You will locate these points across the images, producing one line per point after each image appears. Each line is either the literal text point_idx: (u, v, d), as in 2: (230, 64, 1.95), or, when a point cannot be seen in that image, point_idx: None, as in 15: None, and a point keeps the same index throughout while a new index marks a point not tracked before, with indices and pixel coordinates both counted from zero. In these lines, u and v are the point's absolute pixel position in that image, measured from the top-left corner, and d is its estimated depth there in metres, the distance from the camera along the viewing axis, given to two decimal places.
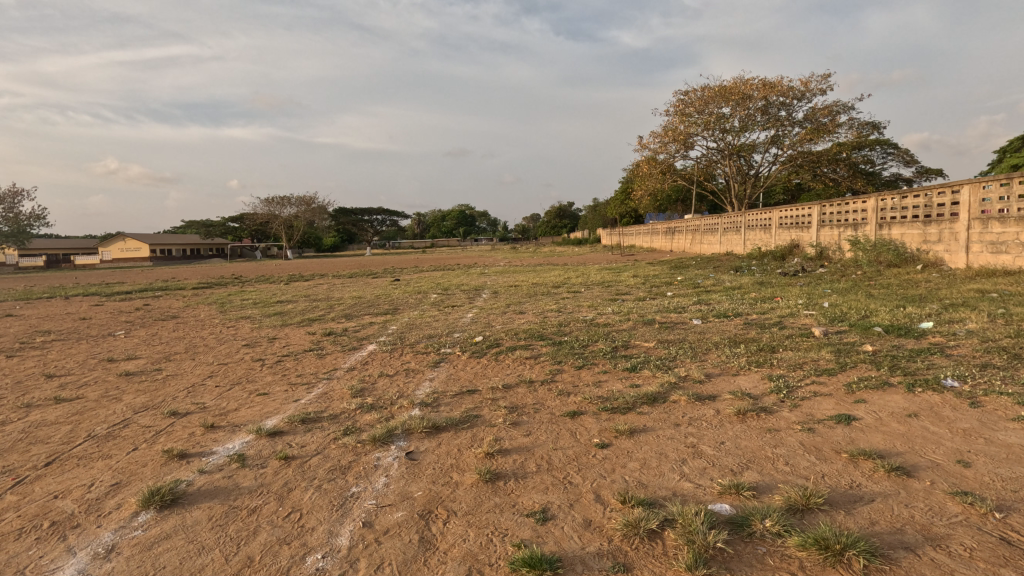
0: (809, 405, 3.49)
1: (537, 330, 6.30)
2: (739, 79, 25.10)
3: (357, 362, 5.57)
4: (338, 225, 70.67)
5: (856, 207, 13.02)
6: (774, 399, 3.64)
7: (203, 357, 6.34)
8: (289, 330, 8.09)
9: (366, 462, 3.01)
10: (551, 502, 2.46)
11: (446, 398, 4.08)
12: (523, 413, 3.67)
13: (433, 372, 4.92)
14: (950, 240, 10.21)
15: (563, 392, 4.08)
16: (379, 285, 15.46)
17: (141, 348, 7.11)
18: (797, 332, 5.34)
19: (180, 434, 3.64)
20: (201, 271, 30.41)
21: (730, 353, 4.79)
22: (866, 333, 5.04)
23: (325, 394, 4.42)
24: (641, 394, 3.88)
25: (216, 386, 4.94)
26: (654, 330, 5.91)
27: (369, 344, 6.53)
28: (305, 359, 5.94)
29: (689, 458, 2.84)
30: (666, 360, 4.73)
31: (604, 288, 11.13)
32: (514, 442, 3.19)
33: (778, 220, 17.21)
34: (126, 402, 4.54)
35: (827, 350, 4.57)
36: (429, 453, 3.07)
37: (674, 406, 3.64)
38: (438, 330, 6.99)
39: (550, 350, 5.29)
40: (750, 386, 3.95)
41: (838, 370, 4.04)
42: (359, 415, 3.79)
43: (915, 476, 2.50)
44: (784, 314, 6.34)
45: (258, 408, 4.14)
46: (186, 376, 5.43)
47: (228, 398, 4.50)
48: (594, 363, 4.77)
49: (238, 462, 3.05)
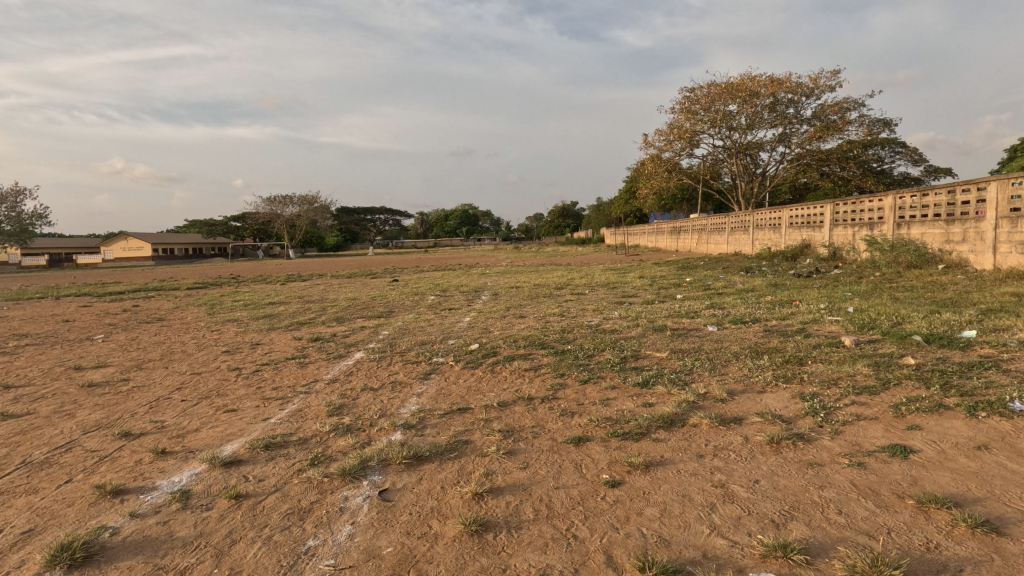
0: (853, 431, 2.99)
1: (538, 338, 5.80)
2: (746, 75, 24.54)
3: (340, 373, 5.07)
4: (340, 224, 70.21)
5: (872, 205, 12.48)
6: (811, 423, 3.14)
7: (177, 366, 5.84)
8: (275, 335, 7.58)
9: (330, 504, 2.52)
10: (551, 566, 1.97)
11: (432, 419, 3.59)
12: (519, 439, 3.17)
13: (422, 386, 4.42)
14: (975, 240, 9.67)
15: (566, 412, 3.58)
16: (376, 286, 14.94)
17: (115, 355, 6.61)
18: (824, 341, 4.82)
19: (125, 462, 3.15)
20: (199, 271, 30.06)
21: (753, 366, 4.28)
22: (904, 344, 4.52)
23: (299, 413, 3.92)
24: (655, 416, 3.38)
25: (182, 401, 4.43)
26: (666, 338, 5.41)
27: (356, 352, 6.02)
28: (285, 369, 5.44)
29: (719, 503, 2.34)
30: (682, 374, 4.22)
31: (609, 289, 10.62)
32: (508, 477, 2.70)
33: (787, 219, 16.66)
34: (77, 420, 4.06)
35: (865, 364, 4.04)
36: (406, 492, 2.59)
37: (694, 432, 3.14)
38: (432, 336, 6.50)
39: (551, 361, 4.78)
40: (780, 406, 3.44)
41: (881, 388, 3.53)
42: (332, 439, 3.30)
43: (1007, 533, 2.00)
44: (807, 321, 5.82)
45: (220, 430, 3.64)
46: (153, 388, 4.95)
47: (191, 416, 4.02)
48: (600, 377, 4.27)
49: (179, 502, 2.57)
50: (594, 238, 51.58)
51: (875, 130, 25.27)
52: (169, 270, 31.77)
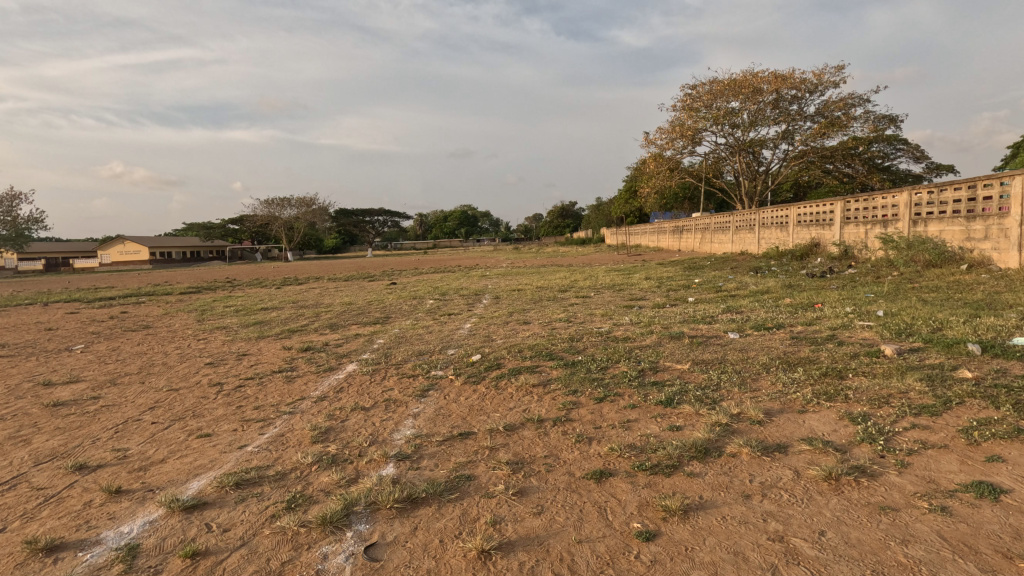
0: (922, 464, 2.55)
1: (545, 347, 5.36)
2: (748, 72, 24.14)
3: (329, 390, 4.60)
4: (338, 225, 69.64)
5: (885, 203, 12.06)
6: (871, 453, 2.69)
7: (153, 381, 5.38)
8: (263, 344, 7.13)
9: (304, 564, 2.07)
10: None
11: (430, 447, 3.14)
12: (530, 474, 2.72)
13: (419, 405, 3.98)
14: (998, 237, 9.23)
15: (582, 438, 3.14)
16: (373, 290, 14.52)
17: (90, 369, 6.15)
18: (861, 351, 4.37)
19: (71, 505, 2.70)
20: (195, 275, 29.55)
21: (787, 380, 3.83)
22: (953, 354, 4.08)
23: (279, 439, 3.48)
24: (686, 443, 2.93)
25: (151, 425, 3.97)
26: (685, 348, 4.96)
27: (348, 364, 5.57)
28: (270, 384, 4.97)
29: (781, 565, 1.91)
30: (709, 390, 3.77)
31: (616, 292, 10.18)
32: (521, 527, 2.26)
33: (795, 217, 16.21)
34: (31, 448, 3.60)
35: (916, 378, 3.60)
36: (397, 550, 2.14)
37: (734, 464, 2.70)
38: (430, 345, 6.05)
39: (562, 375, 4.33)
40: (828, 430, 3.00)
41: (941, 409, 3.10)
42: (314, 475, 2.85)
43: None
44: (836, 326, 5.37)
45: (188, 462, 3.19)
46: (124, 407, 4.52)
47: (160, 443, 3.57)
48: (617, 394, 3.82)
49: (122, 564, 2.13)
50: (594, 238, 51.09)
51: (880, 127, 24.82)
52: (166, 274, 31.33)
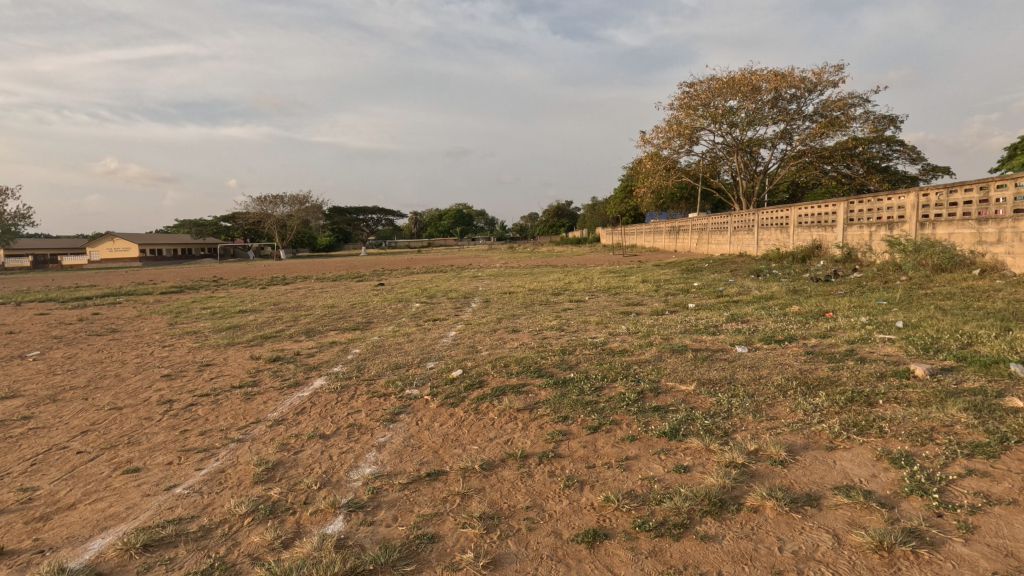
0: (992, 529, 2.05)
1: (533, 361, 4.83)
2: (747, 70, 23.69)
3: (288, 411, 4.07)
4: (331, 224, 68.70)
5: (890, 204, 11.58)
6: (925, 511, 2.19)
7: (97, 398, 4.80)
8: (231, 353, 6.57)
9: None
10: None
11: (390, 493, 2.62)
12: (507, 535, 2.22)
13: (385, 433, 3.45)
14: (1012, 241, 8.77)
15: (572, 481, 2.63)
16: (358, 292, 13.92)
17: (34, 381, 5.57)
18: (888, 371, 3.87)
19: None
20: (182, 274, 28.78)
21: (809, 407, 3.32)
22: (993, 376, 3.59)
23: (217, 477, 2.96)
24: (697, 492, 2.42)
25: (76, 456, 3.42)
26: (689, 363, 4.46)
27: (316, 379, 5.02)
28: (224, 403, 4.42)
29: None
30: (719, 419, 3.26)
31: (612, 296, 9.66)
32: None
33: (796, 218, 15.75)
34: None
35: (960, 407, 3.09)
36: None
37: (759, 523, 2.19)
38: (409, 357, 5.51)
39: (550, 398, 3.81)
40: (866, 476, 2.50)
41: (999, 450, 2.61)
42: (244, 532, 2.33)
43: None
44: (853, 340, 4.87)
45: (100, 508, 2.66)
46: (52, 431, 3.96)
47: (79, 480, 3.04)
48: (613, 423, 3.31)
49: None
50: (589, 238, 50.59)
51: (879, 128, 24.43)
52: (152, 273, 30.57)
